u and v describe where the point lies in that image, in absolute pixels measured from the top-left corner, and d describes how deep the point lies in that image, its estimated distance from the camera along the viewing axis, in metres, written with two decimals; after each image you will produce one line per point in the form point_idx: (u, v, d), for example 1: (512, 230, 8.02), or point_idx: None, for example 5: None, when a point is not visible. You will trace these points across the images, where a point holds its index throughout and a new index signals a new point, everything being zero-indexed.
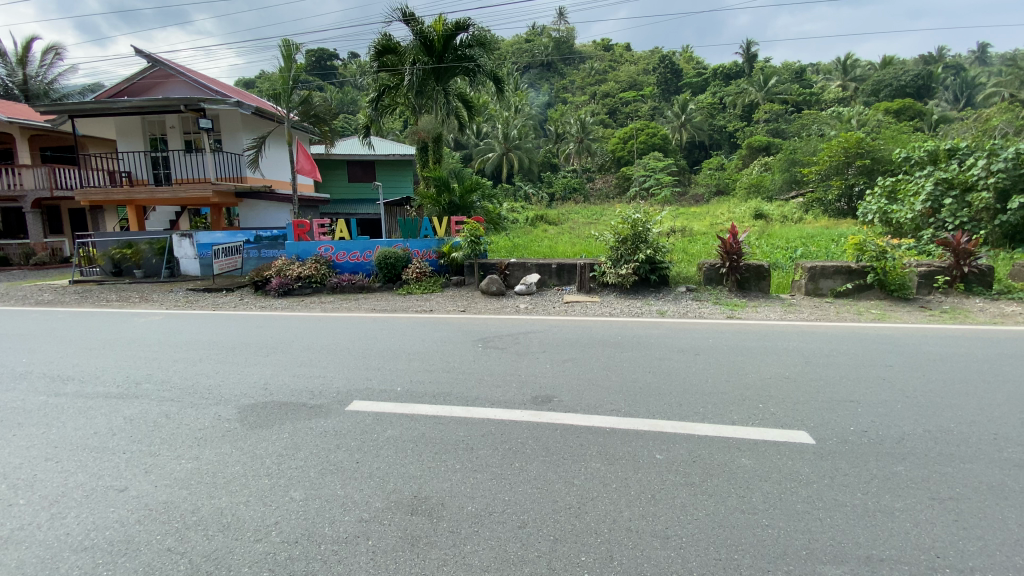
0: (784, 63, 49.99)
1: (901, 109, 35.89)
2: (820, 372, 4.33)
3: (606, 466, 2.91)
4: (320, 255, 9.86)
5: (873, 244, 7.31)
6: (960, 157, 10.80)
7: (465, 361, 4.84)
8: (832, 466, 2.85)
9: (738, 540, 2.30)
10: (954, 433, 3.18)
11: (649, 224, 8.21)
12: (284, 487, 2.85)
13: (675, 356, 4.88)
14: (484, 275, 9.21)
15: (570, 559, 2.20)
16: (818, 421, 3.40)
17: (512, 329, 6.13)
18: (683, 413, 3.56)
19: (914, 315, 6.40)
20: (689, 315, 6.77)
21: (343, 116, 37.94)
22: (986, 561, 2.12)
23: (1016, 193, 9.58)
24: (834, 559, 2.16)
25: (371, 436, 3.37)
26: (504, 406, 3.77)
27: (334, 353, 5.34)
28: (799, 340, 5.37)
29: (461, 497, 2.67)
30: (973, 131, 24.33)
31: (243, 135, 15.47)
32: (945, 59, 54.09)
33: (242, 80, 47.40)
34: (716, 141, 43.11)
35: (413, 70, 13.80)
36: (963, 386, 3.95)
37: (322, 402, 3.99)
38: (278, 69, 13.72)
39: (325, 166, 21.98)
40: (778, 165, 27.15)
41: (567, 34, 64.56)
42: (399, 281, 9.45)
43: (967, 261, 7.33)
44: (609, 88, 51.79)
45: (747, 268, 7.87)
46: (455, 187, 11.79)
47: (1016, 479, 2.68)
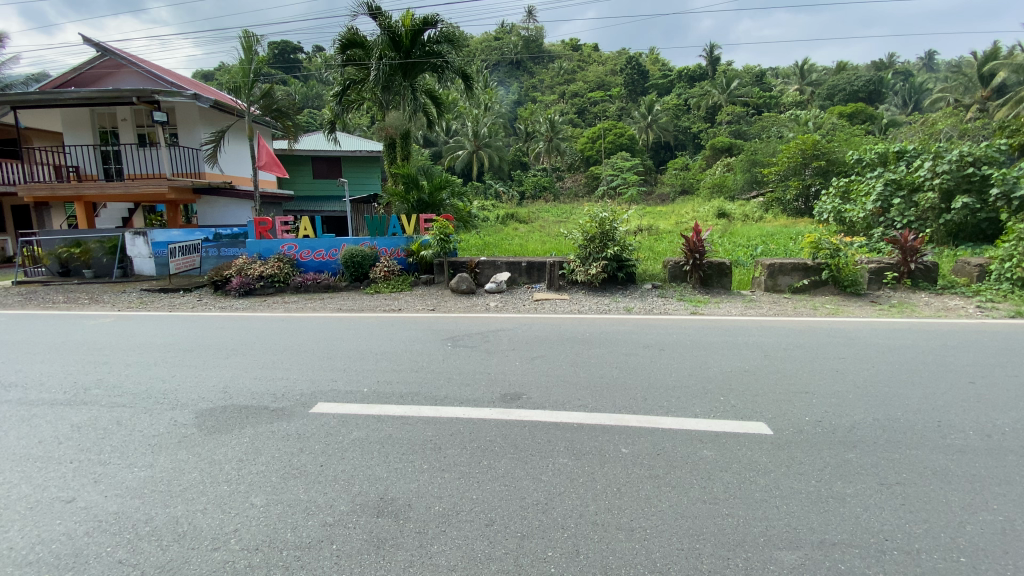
0: (745, 67, 51.56)
1: (854, 113, 37.58)
2: (778, 365, 4.49)
3: (573, 461, 2.94)
4: (283, 254, 9.56)
5: (827, 242, 7.64)
6: (907, 158, 11.37)
7: (434, 361, 4.79)
8: (789, 456, 2.95)
9: (699, 529, 2.36)
10: (901, 421, 3.35)
11: (616, 223, 8.33)
12: (243, 494, 2.76)
13: (641, 351, 4.98)
14: (453, 273, 9.15)
15: (537, 555, 2.21)
16: (775, 412, 3.52)
17: (482, 328, 6.08)
18: (648, 407, 3.63)
19: (865, 309, 6.72)
20: (654, 311, 6.92)
21: (307, 111, 36.98)
22: (931, 543, 2.23)
23: (959, 194, 10.14)
24: (789, 544, 2.24)
25: (336, 438, 3.30)
26: (473, 404, 3.76)
27: (298, 354, 5.20)
28: (759, 334, 5.55)
29: (428, 497, 2.64)
30: (918, 135, 25.67)
31: (201, 130, 14.86)
32: (892, 66, 56.99)
33: (201, 72, 45.54)
34: (681, 141, 44.07)
35: (380, 66, 13.54)
36: (910, 376, 4.17)
37: (284, 404, 3.88)
38: (238, 61, 13.22)
39: (290, 162, 21.40)
40: (740, 165, 28.04)
41: (536, 32, 64.79)
42: (366, 280, 9.27)
43: (913, 258, 7.75)
44: (577, 88, 52.23)
45: (710, 265, 8.09)
46: (424, 184, 11.67)
47: (958, 463, 2.85)
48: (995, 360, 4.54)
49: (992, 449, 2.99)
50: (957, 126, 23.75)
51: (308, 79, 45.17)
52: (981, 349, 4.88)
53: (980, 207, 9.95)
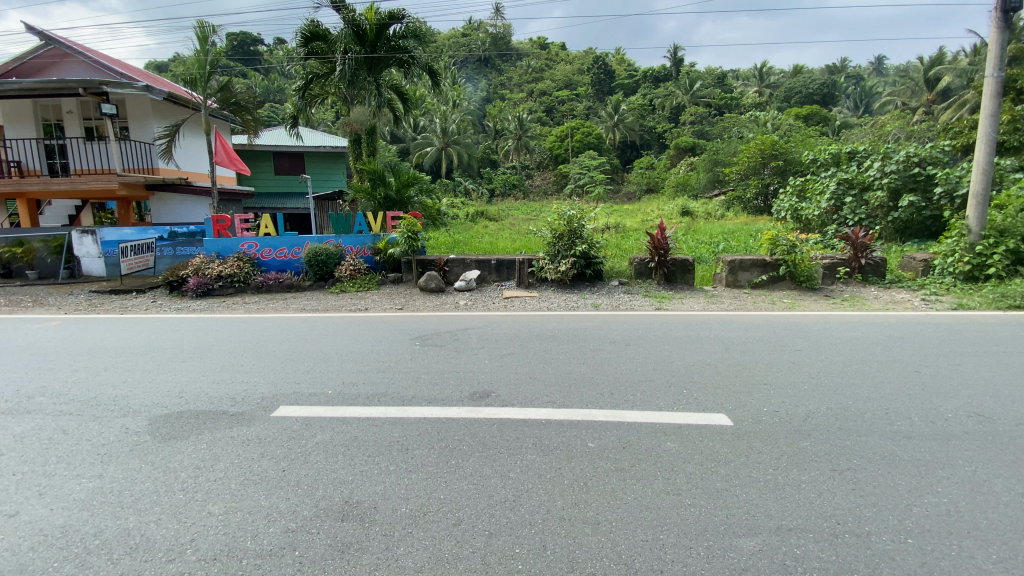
0: (708, 69, 52.95)
1: (809, 114, 39.13)
2: (738, 358, 4.64)
3: (541, 457, 2.96)
4: (243, 252, 9.24)
5: (784, 239, 7.93)
6: (858, 158, 11.90)
7: (402, 361, 4.72)
8: (748, 446, 3.05)
9: (664, 520, 2.41)
10: (851, 410, 3.51)
11: (584, 220, 8.40)
12: (201, 502, 2.65)
13: (607, 347, 5.04)
14: (422, 271, 9.04)
15: (504, 552, 2.21)
16: (735, 404, 3.63)
17: (451, 326, 6.03)
18: (615, 401, 3.69)
19: (819, 303, 7.01)
20: (621, 307, 7.02)
21: (268, 105, 35.89)
22: (880, 525, 2.35)
23: (906, 192, 10.68)
24: (748, 531, 2.32)
25: (299, 442, 3.21)
26: (441, 403, 3.72)
27: (258, 357, 5.04)
28: (720, 329, 5.71)
29: (394, 499, 2.61)
30: (868, 136, 26.91)
31: (154, 123, 14.21)
32: (844, 70, 59.66)
33: (154, 63, 43.51)
34: (647, 141, 44.91)
35: (344, 60, 13.23)
36: (860, 366, 4.38)
37: (244, 408, 3.75)
38: (193, 52, 12.67)
39: (250, 158, 20.70)
40: (703, 164, 28.82)
41: (503, 29, 64.79)
42: (331, 279, 9.06)
43: (864, 254, 8.11)
44: (545, 86, 52.53)
45: (674, 261, 8.26)
46: (391, 180, 11.50)
47: (904, 448, 3.01)
48: (937, 350, 4.81)
49: (936, 434, 3.17)
50: (903, 128, 25.05)
51: (270, 72, 43.89)
52: (926, 340, 5.16)
53: (925, 205, 10.51)
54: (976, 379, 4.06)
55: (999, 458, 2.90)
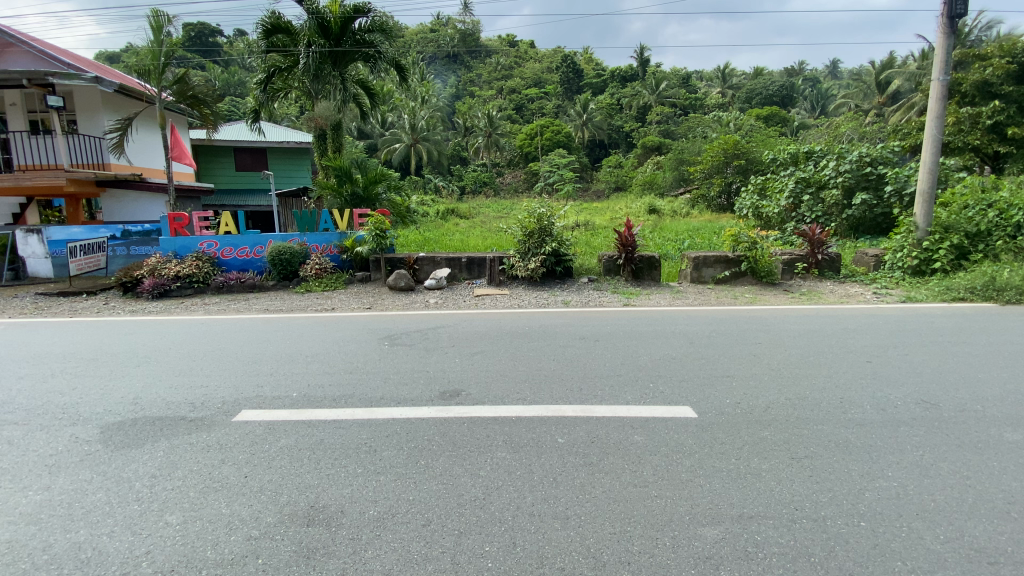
0: (673, 70, 54.11)
1: (770, 116, 40.47)
2: (702, 351, 4.76)
3: (512, 454, 2.96)
4: (202, 251, 8.90)
5: (746, 236, 8.17)
6: (815, 158, 12.37)
7: (370, 361, 4.64)
8: (711, 437, 3.14)
9: (631, 512, 2.45)
10: (808, 400, 3.66)
11: (554, 218, 8.45)
12: (157, 512, 2.54)
13: (577, 343, 5.09)
14: (390, 270, 8.92)
15: (474, 551, 2.21)
16: (699, 397, 3.72)
17: (420, 325, 5.96)
18: (584, 397, 3.73)
19: (779, 298, 7.26)
20: (591, 304, 7.11)
21: (228, 98, 34.64)
22: (835, 510, 2.45)
23: (858, 191, 11.17)
24: (711, 520, 2.39)
25: (262, 447, 3.12)
26: (410, 403, 3.68)
27: (218, 359, 4.86)
28: (685, 323, 5.86)
29: (362, 502, 2.56)
30: (824, 138, 28.00)
31: (105, 117, 13.53)
32: (801, 73, 61.97)
33: (104, 53, 41.39)
34: (615, 139, 45.52)
35: (307, 53, 12.88)
36: (817, 358, 4.56)
37: (203, 414, 3.62)
38: (146, 42, 12.07)
39: (210, 154, 19.95)
40: (669, 164, 29.44)
41: (471, 26, 64.49)
42: (296, 278, 8.82)
43: (820, 250, 8.46)
44: (514, 83, 52.51)
45: (641, 259, 8.40)
46: (358, 177, 11.28)
47: (856, 435, 3.15)
48: (887, 341, 5.05)
49: (886, 421, 3.33)
50: (856, 129, 26.17)
51: (230, 64, 42.47)
52: (877, 331, 5.41)
53: (876, 203, 11.00)
54: (923, 368, 4.28)
55: (944, 443, 3.06)
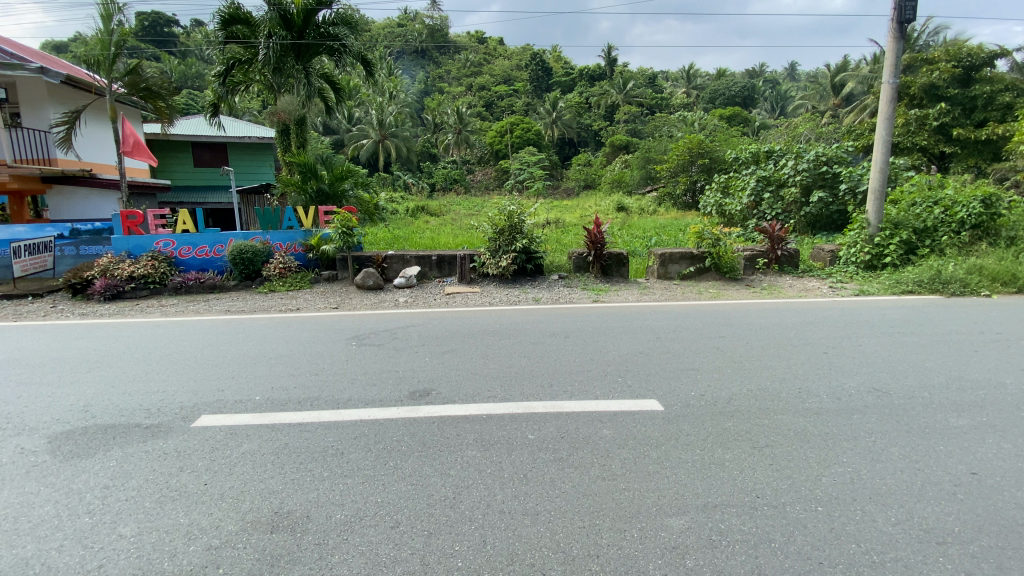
0: (640, 70, 55.00)
1: (732, 116, 41.67)
2: (669, 345, 4.86)
3: (482, 453, 2.95)
4: (157, 251, 8.52)
5: (709, 233, 8.38)
6: (775, 157, 12.80)
7: (337, 362, 4.56)
8: (677, 429, 3.21)
9: (600, 506, 2.48)
10: (768, 390, 3.78)
11: (524, 216, 8.48)
12: (111, 524, 2.43)
13: (547, 340, 5.12)
14: (358, 268, 8.76)
15: (443, 551, 2.19)
16: (665, 390, 3.80)
17: (389, 325, 5.87)
18: (554, 392, 3.76)
19: (741, 292, 7.48)
20: (561, 300, 7.18)
21: (185, 91, 33.28)
22: (794, 496, 2.55)
23: (816, 189, 11.60)
24: (677, 510, 2.44)
25: (223, 453, 3.02)
26: (379, 404, 3.62)
27: (177, 363, 4.67)
28: (652, 318, 5.98)
29: (328, 506, 2.51)
30: (783, 138, 29.01)
31: (51, 109, 12.84)
32: (761, 75, 64.01)
33: (50, 43, 39.16)
34: (584, 138, 45.94)
35: (268, 45, 12.47)
36: (776, 350, 4.72)
37: (160, 420, 3.47)
38: (94, 31, 11.44)
39: (165, 149, 19.12)
40: (636, 162, 29.93)
41: (440, 21, 63.94)
42: (258, 278, 8.56)
43: (779, 246, 8.74)
44: (483, 80, 52.32)
45: (609, 255, 8.52)
46: (323, 174, 11.04)
47: (813, 424, 3.28)
48: (841, 332, 5.28)
49: (841, 409, 3.48)
50: (813, 129, 27.22)
51: (187, 56, 40.91)
52: (832, 323, 5.65)
53: (832, 200, 11.45)
54: (874, 358, 4.49)
55: (894, 429, 3.22)
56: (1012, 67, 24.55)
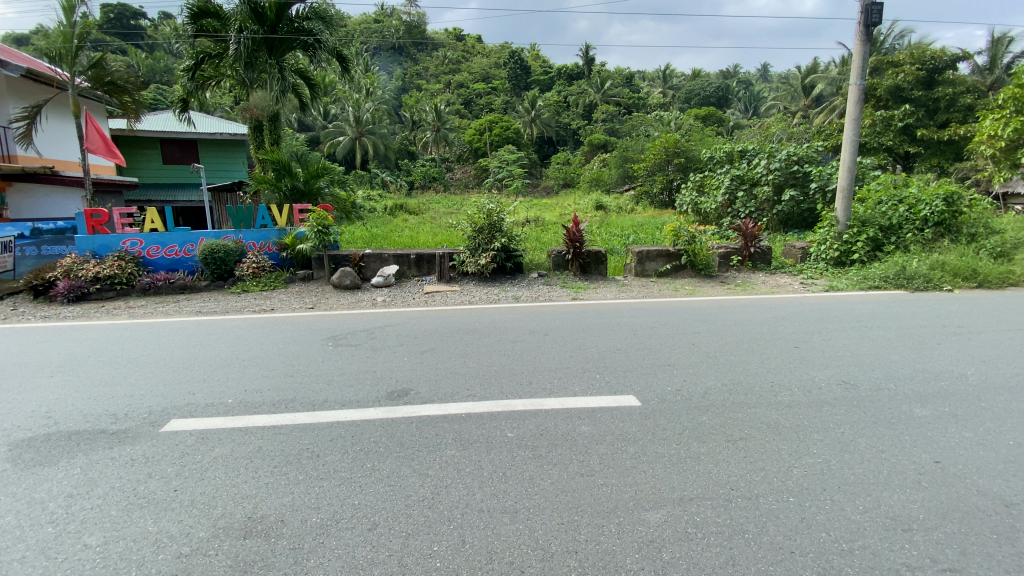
0: (617, 70, 55.49)
1: (707, 116, 42.42)
2: (646, 341, 4.93)
3: (461, 452, 2.94)
4: (124, 251, 8.25)
5: (685, 230, 8.52)
6: (748, 156, 13.06)
7: (313, 363, 4.49)
8: (653, 423, 3.25)
9: (578, 502, 2.50)
10: (742, 384, 3.86)
11: (503, 214, 8.47)
12: (75, 533, 2.34)
13: (527, 338, 5.13)
14: (335, 267, 8.62)
15: (422, 552, 2.17)
16: (642, 385, 3.85)
17: (366, 325, 5.79)
18: (533, 390, 3.77)
19: (716, 289, 7.63)
20: (540, 298, 7.20)
21: (153, 86, 32.24)
22: (767, 487, 2.61)
23: (787, 187, 11.88)
24: (654, 504, 2.47)
25: (193, 458, 2.94)
26: (356, 405, 3.58)
27: (145, 367, 4.52)
28: (630, 315, 6.04)
29: (304, 510, 2.46)
30: (756, 137, 29.67)
31: (9, 103, 12.38)
32: (735, 75, 65.26)
33: (8, 34, 37.48)
34: (563, 137, 46.13)
35: (239, 39, 12.17)
36: (749, 345, 4.83)
37: (127, 426, 3.36)
38: (56, 23, 11.06)
39: (132, 145, 18.49)
40: (614, 161, 30.20)
41: (417, 18, 63.32)
42: (231, 278, 8.35)
43: (752, 243, 8.93)
44: (462, 78, 52.05)
45: (588, 253, 8.57)
46: (298, 171, 10.82)
47: (785, 416, 3.36)
48: (812, 327, 5.43)
49: (812, 402, 3.58)
50: (785, 129, 27.90)
51: (154, 49, 39.61)
52: (803, 318, 5.80)
53: (803, 198, 11.73)
54: (843, 351, 4.63)
55: (862, 420, 3.33)
56: (971, 70, 25.57)
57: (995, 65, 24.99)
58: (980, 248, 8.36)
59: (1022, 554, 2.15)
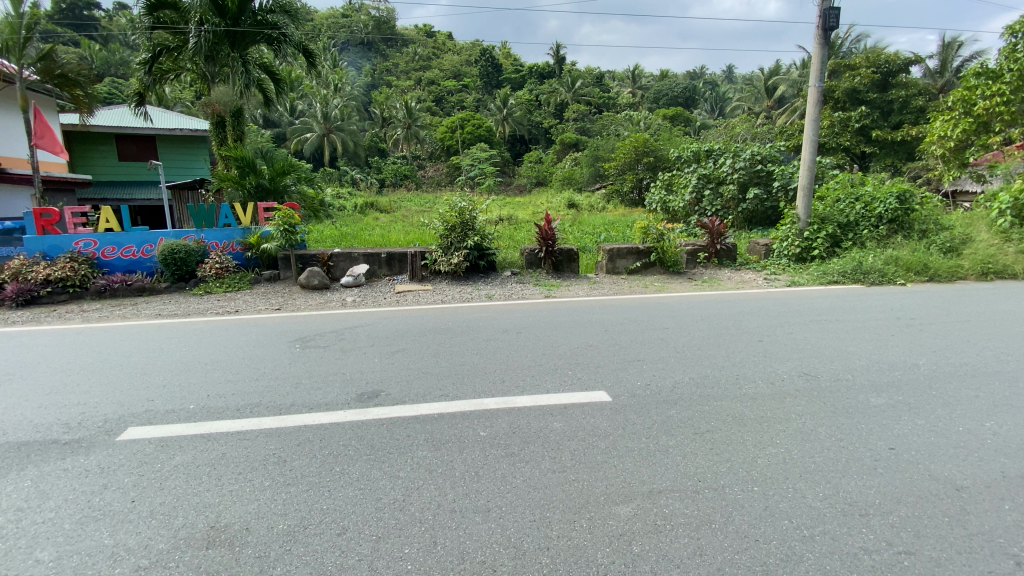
0: (587, 69, 56.01)
1: (675, 116, 43.29)
2: (617, 338, 5.00)
3: (432, 452, 2.92)
4: (77, 252, 7.86)
5: (654, 228, 8.68)
6: (714, 155, 13.39)
7: (279, 366, 4.37)
8: (624, 418, 3.30)
9: (550, 499, 2.51)
10: (709, 378, 3.96)
11: (475, 212, 8.44)
12: (23, 549, 2.22)
13: (500, 336, 5.14)
14: (302, 267, 8.42)
15: (393, 555, 2.15)
16: (613, 380, 3.91)
17: (336, 326, 5.67)
18: (506, 388, 3.77)
19: (684, 285, 7.81)
20: (513, 297, 7.21)
21: (107, 79, 30.79)
22: (732, 478, 2.68)
23: (751, 185, 12.23)
24: (624, 498, 2.51)
25: (153, 467, 2.83)
26: (325, 408, 3.51)
27: (101, 373, 4.31)
28: (601, 312, 6.12)
29: (270, 516, 2.40)
30: (723, 137, 30.43)
31: None
32: (702, 76, 66.83)
33: None
34: (535, 135, 46.26)
35: (200, 31, 11.73)
36: (717, 339, 4.95)
37: (81, 435, 3.21)
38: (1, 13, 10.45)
39: (85, 141, 17.63)
40: (585, 160, 30.48)
41: (387, 13, 62.37)
42: (192, 279, 8.06)
43: (718, 240, 9.16)
44: (432, 75, 51.56)
45: (560, 251, 8.62)
46: (263, 168, 10.52)
47: (749, 408, 3.46)
48: (775, 321, 5.61)
49: (775, 393, 3.70)
50: (749, 129, 28.71)
51: (108, 42, 37.87)
52: (767, 313, 5.99)
53: (766, 197, 12.08)
54: (804, 344, 4.80)
55: (822, 410, 3.46)
56: (923, 73, 26.88)
57: (945, 69, 26.29)
58: (931, 243, 8.79)
59: (971, 535, 2.27)
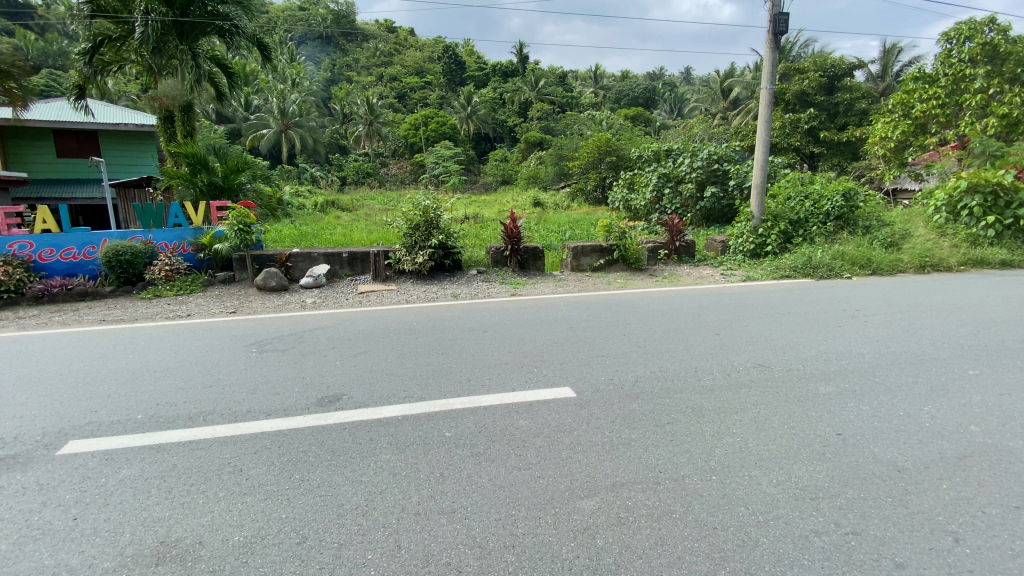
0: (551, 69, 56.39)
1: (636, 116, 44.19)
2: (581, 334, 5.06)
3: (397, 455, 2.88)
4: (10, 254, 7.33)
5: (617, 226, 8.83)
6: (673, 155, 13.73)
7: (234, 371, 4.21)
8: (588, 414, 3.34)
9: (515, 496, 2.53)
10: (669, 371, 4.07)
11: (440, 211, 8.36)
12: None
13: (465, 335, 5.11)
14: (259, 268, 8.14)
15: (355, 561, 2.11)
16: (577, 376, 3.96)
17: (296, 328, 5.51)
18: (471, 387, 3.77)
19: (645, 281, 7.98)
20: (479, 295, 7.18)
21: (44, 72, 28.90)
22: (691, 468, 2.76)
23: (709, 184, 12.61)
24: (588, 493, 2.55)
25: (97, 482, 2.67)
26: (284, 413, 3.40)
27: (37, 384, 4.04)
28: (566, 309, 6.17)
29: (225, 529, 2.31)
30: (683, 136, 31.23)
31: None
32: (661, 78, 68.46)
33: None
34: (500, 133, 46.22)
35: (144, 22, 11.13)
36: (677, 333, 5.08)
37: (16, 451, 3.00)
38: None
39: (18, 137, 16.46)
40: (550, 159, 30.69)
41: (346, 7, 60.93)
42: (140, 282, 7.67)
43: (678, 238, 9.40)
44: (395, 71, 50.73)
45: (526, 250, 8.65)
46: (215, 166, 10.09)
47: (708, 400, 3.57)
48: (732, 315, 5.80)
49: (732, 385, 3.83)
50: (707, 130, 29.58)
51: (46, 31, 35.56)
52: (724, 307, 6.19)
53: (723, 195, 12.50)
54: (759, 337, 4.98)
55: (776, 399, 3.60)
56: (866, 78, 28.37)
57: (886, 74, 27.81)
58: (874, 238, 9.29)
59: (912, 514, 2.41)
